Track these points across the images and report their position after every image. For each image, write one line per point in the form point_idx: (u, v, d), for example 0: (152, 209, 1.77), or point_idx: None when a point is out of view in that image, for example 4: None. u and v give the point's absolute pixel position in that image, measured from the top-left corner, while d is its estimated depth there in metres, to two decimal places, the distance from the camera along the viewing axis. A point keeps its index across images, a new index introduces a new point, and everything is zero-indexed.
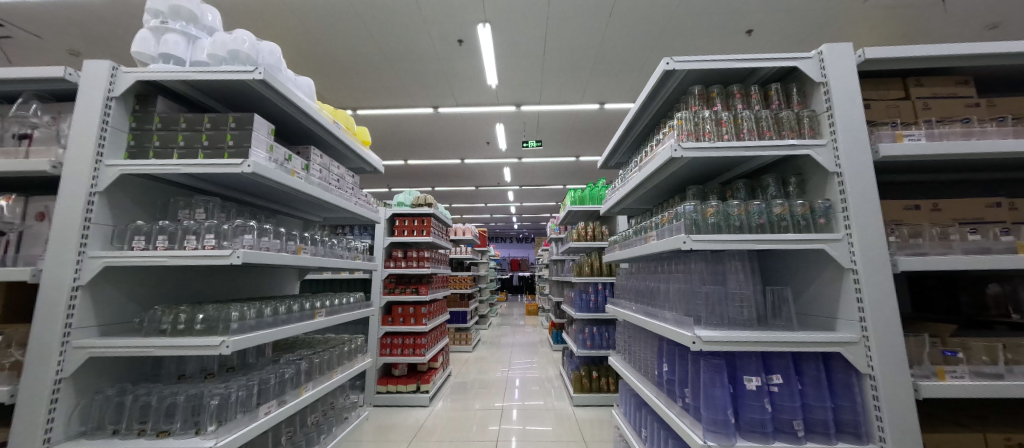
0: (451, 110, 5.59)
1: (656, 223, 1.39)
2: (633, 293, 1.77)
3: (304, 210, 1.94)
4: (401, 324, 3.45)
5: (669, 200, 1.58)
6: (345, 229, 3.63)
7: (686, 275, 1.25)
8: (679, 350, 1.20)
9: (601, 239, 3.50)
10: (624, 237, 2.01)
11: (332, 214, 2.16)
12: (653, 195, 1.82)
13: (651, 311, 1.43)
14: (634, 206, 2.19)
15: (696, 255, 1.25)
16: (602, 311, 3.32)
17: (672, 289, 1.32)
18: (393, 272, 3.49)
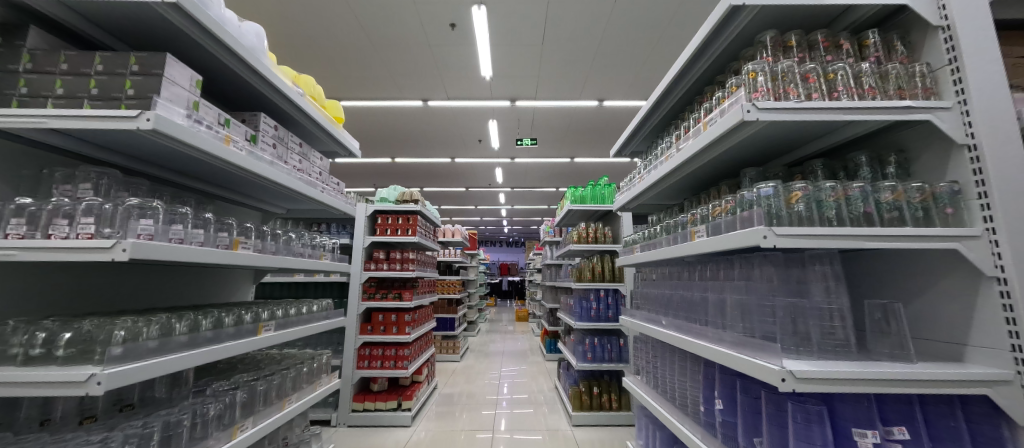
0: (441, 104, 5.27)
1: (703, 216, 1.10)
2: (660, 304, 1.47)
3: (258, 198, 1.58)
4: (381, 334, 3.08)
5: (704, 193, 1.29)
6: (320, 226, 3.25)
7: (751, 284, 0.96)
8: (746, 384, 0.90)
9: (604, 241, 3.21)
10: (643, 236, 1.73)
11: (298, 206, 1.81)
12: (681, 186, 1.55)
13: (694, 328, 1.13)
14: (652, 202, 1.92)
15: (763, 258, 0.96)
16: (605, 320, 3.02)
17: (727, 302, 1.03)
18: (373, 275, 3.12)
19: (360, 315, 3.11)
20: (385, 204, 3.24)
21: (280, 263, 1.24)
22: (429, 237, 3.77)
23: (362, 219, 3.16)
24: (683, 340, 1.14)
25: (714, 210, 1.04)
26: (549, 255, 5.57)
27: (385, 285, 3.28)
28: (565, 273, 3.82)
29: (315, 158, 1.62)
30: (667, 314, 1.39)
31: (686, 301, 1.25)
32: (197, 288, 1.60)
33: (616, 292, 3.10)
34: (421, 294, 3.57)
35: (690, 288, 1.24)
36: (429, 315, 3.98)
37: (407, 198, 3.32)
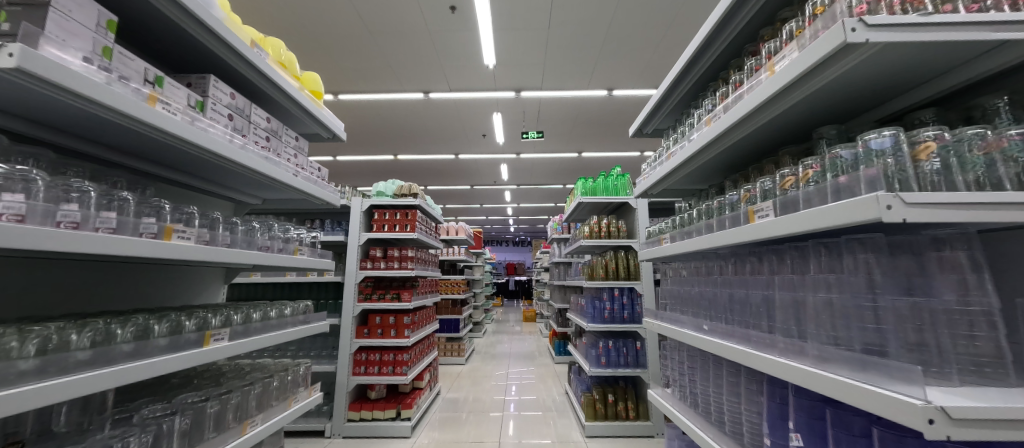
0: (443, 96, 5.05)
1: (770, 190, 0.86)
2: (704, 306, 1.23)
3: (224, 183, 1.37)
4: (378, 338, 2.87)
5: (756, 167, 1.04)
6: (313, 223, 3.05)
7: (845, 280, 0.71)
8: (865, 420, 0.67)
9: (617, 236, 2.96)
10: (675, 224, 1.47)
11: (275, 195, 1.60)
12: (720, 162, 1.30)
13: (756, 336, 0.89)
14: (679, 186, 1.66)
15: (859, 243, 0.71)
16: (619, 322, 2.78)
17: (809, 302, 0.78)
18: (369, 274, 2.91)
19: (357, 318, 2.90)
20: (381, 199, 3.02)
21: (237, 258, 1.02)
22: (429, 234, 3.55)
23: (358, 215, 2.95)
24: (740, 350, 0.90)
25: (785, 181, 0.80)
26: (557, 253, 5.32)
27: (383, 285, 3.07)
28: (575, 272, 3.58)
29: (291, 139, 1.41)
30: (709, 318, 1.14)
31: (745, 303, 1.00)
32: (144, 293, 1.36)
33: (631, 291, 2.86)
34: (422, 295, 3.36)
35: (749, 286, 1.00)
36: (430, 317, 3.77)
37: (405, 192, 3.10)
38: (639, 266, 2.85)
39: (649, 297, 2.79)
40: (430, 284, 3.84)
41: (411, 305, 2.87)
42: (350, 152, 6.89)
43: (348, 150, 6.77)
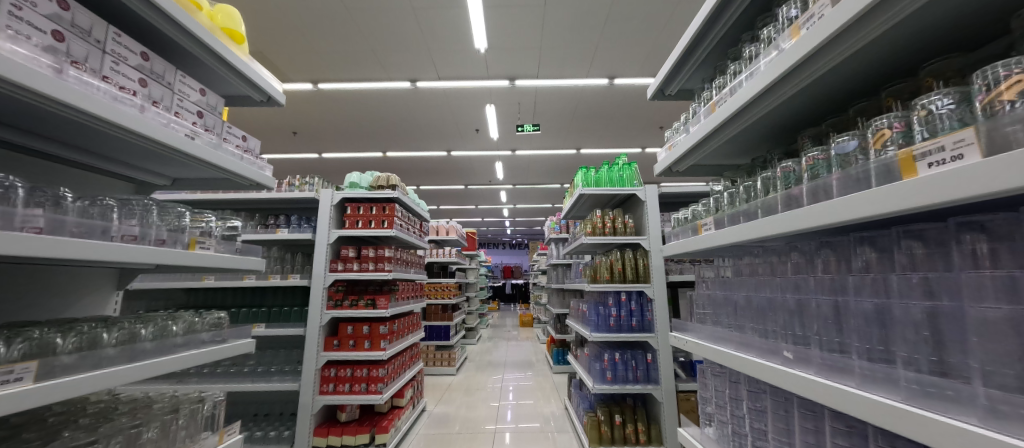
0: (433, 85, 4.69)
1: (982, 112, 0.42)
2: (769, 319, 0.84)
3: (91, 141, 0.98)
4: (350, 351, 2.47)
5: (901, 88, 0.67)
6: (276, 220, 2.67)
7: None
8: None
9: (623, 232, 2.59)
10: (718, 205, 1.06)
11: (182, 170, 1.21)
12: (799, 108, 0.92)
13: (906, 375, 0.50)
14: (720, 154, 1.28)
15: None
16: (627, 331, 2.41)
17: None
18: (340, 277, 2.53)
19: (325, 327, 2.50)
20: (354, 190, 2.64)
21: (68, 251, 0.64)
22: (412, 232, 3.16)
23: (327, 209, 2.57)
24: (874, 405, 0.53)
25: (1000, 91, 0.40)
26: (555, 254, 4.94)
27: (357, 289, 2.67)
28: (575, 274, 3.21)
29: (189, 87, 1.00)
30: (789, 341, 0.77)
31: (850, 316, 0.63)
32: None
33: (640, 295, 2.49)
34: (404, 300, 2.96)
35: (860, 291, 0.63)
36: (414, 324, 3.37)
37: (381, 183, 2.70)
38: (649, 266, 2.48)
39: (662, 302, 2.42)
40: (415, 288, 3.46)
41: (388, 313, 2.49)
42: (337, 148, 6.52)
43: (334, 146, 6.40)
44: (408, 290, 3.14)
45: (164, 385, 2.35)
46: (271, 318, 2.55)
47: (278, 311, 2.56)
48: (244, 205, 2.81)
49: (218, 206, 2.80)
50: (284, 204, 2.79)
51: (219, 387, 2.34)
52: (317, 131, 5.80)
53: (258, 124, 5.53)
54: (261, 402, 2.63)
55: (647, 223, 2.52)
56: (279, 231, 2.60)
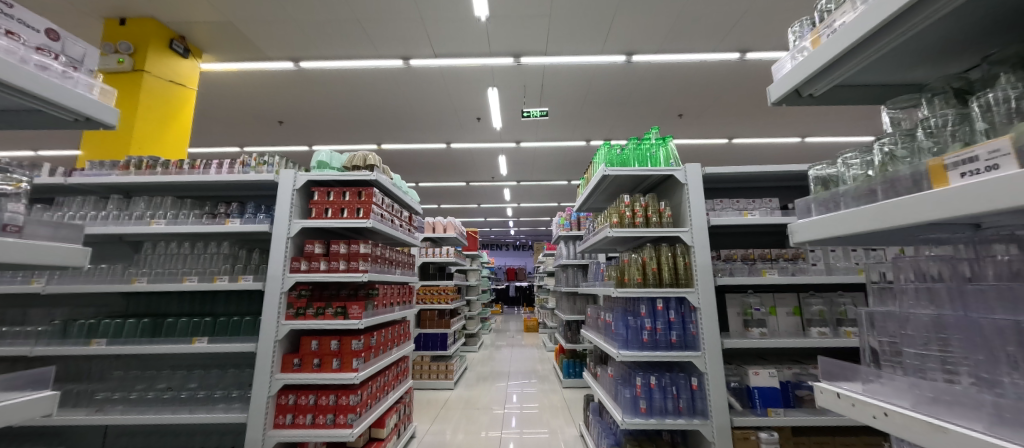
0: (428, 64, 4.18)
1: None
2: None
3: None
4: (315, 372, 1.96)
5: None
6: (227, 209, 2.17)
7: None
8: None
9: (658, 224, 2.04)
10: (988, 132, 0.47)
11: None
12: None
13: None
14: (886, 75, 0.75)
15: None
16: (664, 349, 1.89)
17: None
18: (303, 279, 2.01)
19: (284, 343, 1.99)
20: (323, 171, 2.13)
21: None
22: (397, 225, 2.65)
23: (289, 194, 2.06)
24: None
25: None
26: (565, 254, 4.41)
27: (326, 295, 2.15)
28: (594, 276, 2.67)
29: None
30: None
31: None
32: None
33: (680, 303, 1.98)
34: (386, 307, 2.44)
35: None
36: (401, 335, 2.85)
37: (357, 163, 2.19)
38: (693, 266, 1.95)
39: (711, 312, 1.89)
40: (404, 292, 2.94)
41: (365, 324, 1.98)
42: (326, 139, 6.03)
43: (323, 137, 5.92)
44: (394, 295, 2.62)
45: (76, 416, 1.85)
46: (215, 330, 2.04)
47: (225, 321, 2.04)
48: (192, 191, 2.31)
49: (159, 192, 2.30)
50: (240, 190, 2.29)
51: (145, 419, 1.84)
52: (303, 119, 5.32)
53: (239, 111, 5.06)
54: (208, 433, 2.13)
55: (689, 212, 1.99)
56: (229, 222, 2.10)
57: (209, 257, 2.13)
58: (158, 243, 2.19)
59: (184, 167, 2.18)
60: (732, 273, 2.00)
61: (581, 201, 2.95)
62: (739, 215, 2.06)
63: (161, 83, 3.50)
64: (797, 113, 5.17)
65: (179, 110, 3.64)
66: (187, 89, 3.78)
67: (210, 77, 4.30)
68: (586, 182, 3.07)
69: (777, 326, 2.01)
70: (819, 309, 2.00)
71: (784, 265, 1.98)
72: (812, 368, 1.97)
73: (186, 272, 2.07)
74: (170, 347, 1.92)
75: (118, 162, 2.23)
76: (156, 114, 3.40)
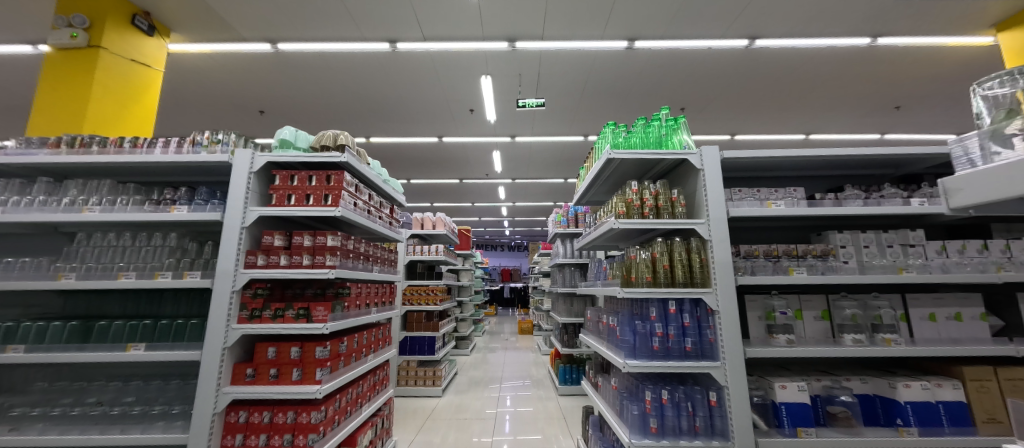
0: (418, 49, 3.92)
1: None
2: None
3: None
4: (272, 384, 1.68)
5: None
6: (174, 195, 1.88)
7: None
8: None
9: (670, 216, 1.78)
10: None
11: None
12: None
13: None
14: None
15: None
16: (678, 359, 1.63)
17: None
18: (259, 276, 1.71)
19: (235, 350, 1.70)
20: (285, 151, 1.84)
21: None
22: (376, 217, 2.36)
23: (244, 177, 1.77)
24: None
25: None
26: (561, 253, 4.14)
27: (288, 295, 1.86)
28: (594, 274, 2.41)
29: None
30: None
31: None
32: None
33: (695, 306, 1.71)
34: (361, 308, 2.15)
35: None
36: (382, 340, 2.56)
37: (326, 143, 1.91)
38: (711, 263, 1.70)
39: (732, 317, 1.63)
40: (385, 292, 2.65)
41: (331, 328, 1.70)
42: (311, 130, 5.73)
43: (307, 128, 5.62)
44: (372, 295, 2.34)
45: None
46: (155, 335, 1.74)
47: (166, 325, 1.75)
48: (137, 174, 2.02)
49: (98, 174, 2.00)
50: (193, 174, 2.01)
51: (61, 440, 1.54)
52: (285, 109, 5.03)
53: (216, 99, 4.76)
54: None
55: (706, 201, 1.74)
56: (174, 209, 1.81)
57: (151, 250, 1.84)
58: (94, 234, 1.90)
59: (124, 146, 1.88)
60: (755, 271, 1.75)
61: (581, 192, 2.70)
62: (762, 206, 1.81)
63: (122, 62, 3.20)
64: (803, 108, 4.97)
65: (145, 92, 3.35)
66: (153, 70, 3.48)
67: (183, 59, 4.01)
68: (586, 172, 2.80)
69: (805, 333, 1.77)
70: (852, 313, 1.75)
71: (814, 263, 1.74)
72: (845, 381, 1.72)
73: (123, 268, 1.78)
74: (98, 355, 1.63)
75: (48, 139, 1.94)
76: (116, 95, 3.10)
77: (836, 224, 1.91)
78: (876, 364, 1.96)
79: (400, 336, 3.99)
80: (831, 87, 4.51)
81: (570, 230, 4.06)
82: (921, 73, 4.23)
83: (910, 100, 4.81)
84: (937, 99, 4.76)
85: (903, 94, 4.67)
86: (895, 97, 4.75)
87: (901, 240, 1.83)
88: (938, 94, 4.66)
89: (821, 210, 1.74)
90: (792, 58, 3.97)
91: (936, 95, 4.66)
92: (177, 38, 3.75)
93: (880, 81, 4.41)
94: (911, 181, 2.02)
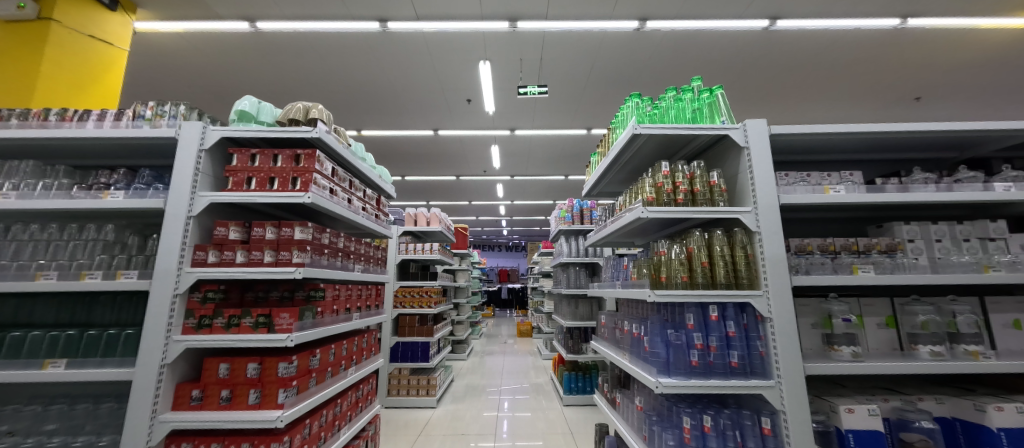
0: (411, 29, 3.62)
1: None
2: None
3: None
4: (223, 409, 1.36)
5: None
6: (110, 179, 1.56)
7: None
8: None
9: (709, 203, 1.48)
10: None
11: None
12: None
13: None
14: None
15: None
16: (724, 378, 1.32)
17: None
18: (208, 275, 1.39)
19: (177, 367, 1.38)
20: (245, 125, 1.52)
21: None
22: (359, 209, 2.04)
23: (192, 155, 1.45)
24: None
25: None
26: (565, 252, 3.80)
27: (248, 299, 1.54)
28: (609, 273, 2.11)
29: None
30: None
31: None
32: None
33: (741, 312, 1.41)
34: (340, 314, 1.82)
35: None
36: (367, 350, 2.23)
37: (296, 117, 1.58)
38: (761, 260, 1.40)
39: (788, 325, 1.33)
40: (372, 296, 2.32)
41: (297, 340, 1.37)
42: None
43: None
44: (354, 299, 2.02)
45: None
46: (79, 349, 1.41)
47: (94, 337, 1.42)
48: (70, 155, 1.69)
49: (21, 155, 1.67)
50: (137, 155, 1.68)
51: None
52: (270, 96, 4.70)
53: (195, 85, 4.44)
54: None
55: (753, 185, 1.44)
56: (106, 195, 1.48)
57: (79, 246, 1.51)
58: (13, 226, 1.57)
59: (49, 119, 1.55)
60: (810, 270, 1.46)
61: (593, 180, 2.39)
62: (818, 192, 1.51)
63: (77, 36, 2.84)
64: (818, 99, 4.72)
65: (107, 73, 2.99)
66: (118, 49, 3.13)
67: (155, 40, 3.68)
68: (599, 157, 2.50)
69: (869, 344, 1.47)
70: (925, 320, 1.46)
71: (882, 260, 1.44)
72: (917, 401, 1.44)
73: (42, 266, 1.45)
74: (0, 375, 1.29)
75: None
76: (71, 72, 2.73)
77: (899, 215, 1.62)
78: (942, 378, 1.68)
79: (391, 341, 3.67)
80: (850, 75, 4.27)
81: (575, 226, 3.76)
82: (945, 59, 3.98)
83: (930, 90, 4.56)
84: (958, 88, 4.52)
85: (924, 83, 4.42)
86: (914, 87, 4.50)
87: (979, 233, 1.54)
88: (960, 83, 4.42)
89: (891, 197, 1.44)
90: (813, 42, 3.71)
91: (958, 84, 4.42)
92: (147, 15, 3.42)
93: (901, 69, 4.16)
94: (979, 165, 1.73)
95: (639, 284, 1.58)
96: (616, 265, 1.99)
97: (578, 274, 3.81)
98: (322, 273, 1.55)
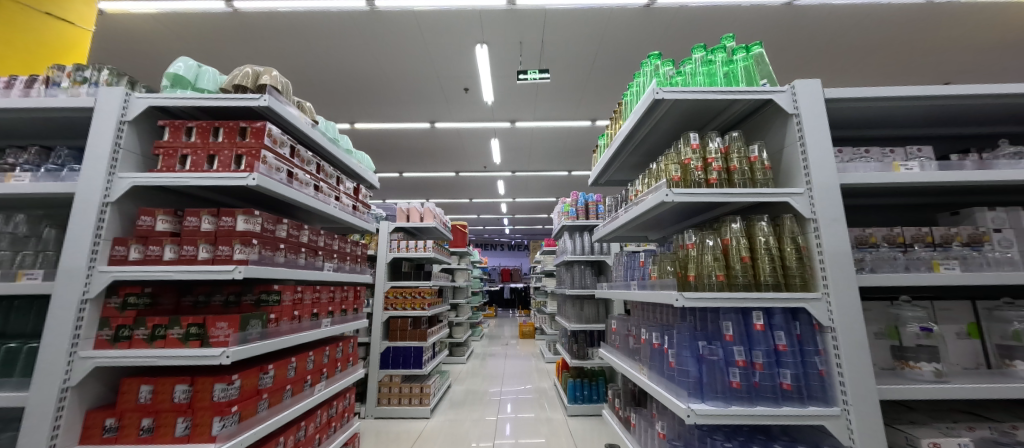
0: (402, 8, 3.36)
1: None
2: None
3: None
4: (143, 443, 1.09)
5: None
6: (19, 159, 1.29)
7: None
8: None
9: (750, 183, 1.18)
10: None
11: None
12: None
13: None
14: None
15: None
16: (772, 404, 1.04)
17: None
18: (126, 275, 1.12)
19: (88, 388, 1.11)
20: (179, 93, 1.25)
21: None
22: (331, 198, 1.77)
23: (111, 128, 1.18)
24: None
25: None
26: (569, 249, 3.51)
27: (186, 305, 1.27)
28: (620, 270, 1.82)
29: None
30: None
31: None
32: None
33: (792, 319, 1.12)
34: (304, 321, 1.54)
35: None
36: (345, 361, 1.95)
37: (243, 83, 1.30)
38: (817, 254, 1.11)
39: (856, 337, 1.04)
40: (351, 298, 2.04)
41: (235, 356, 1.10)
42: None
43: None
44: (326, 302, 1.74)
45: None
46: None
47: None
48: None
49: None
50: (60, 132, 1.41)
51: None
52: None
53: None
54: None
55: (805, 161, 1.15)
56: (9, 178, 1.21)
57: None
58: None
59: None
60: (876, 268, 1.17)
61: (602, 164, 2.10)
62: (884, 171, 1.22)
63: None
64: (839, 84, 4.40)
65: None
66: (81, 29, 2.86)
67: (129, 22, 3.44)
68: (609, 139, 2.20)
69: (952, 359, 1.17)
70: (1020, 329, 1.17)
71: (970, 254, 1.14)
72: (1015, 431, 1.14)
73: None
74: None
75: None
76: None
77: (979, 199, 1.32)
78: None
79: (381, 346, 3.38)
80: (873, 55, 3.97)
81: (580, 221, 3.50)
82: (982, 38, 3.66)
83: (961, 74, 4.23)
84: (992, 71, 4.19)
85: (955, 66, 4.10)
86: (944, 70, 4.18)
87: None
88: (995, 65, 4.09)
89: (980, 175, 1.14)
90: (838, 18, 3.40)
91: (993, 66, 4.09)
92: None
93: (931, 49, 3.84)
94: None
95: (659, 284, 1.29)
96: (629, 261, 1.71)
97: (583, 273, 3.52)
98: (276, 272, 1.28)
